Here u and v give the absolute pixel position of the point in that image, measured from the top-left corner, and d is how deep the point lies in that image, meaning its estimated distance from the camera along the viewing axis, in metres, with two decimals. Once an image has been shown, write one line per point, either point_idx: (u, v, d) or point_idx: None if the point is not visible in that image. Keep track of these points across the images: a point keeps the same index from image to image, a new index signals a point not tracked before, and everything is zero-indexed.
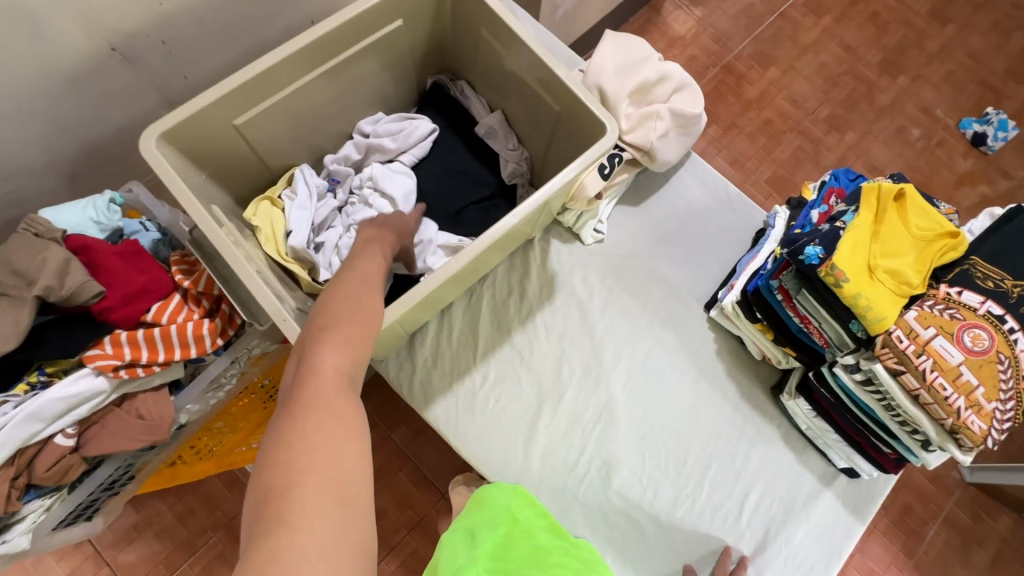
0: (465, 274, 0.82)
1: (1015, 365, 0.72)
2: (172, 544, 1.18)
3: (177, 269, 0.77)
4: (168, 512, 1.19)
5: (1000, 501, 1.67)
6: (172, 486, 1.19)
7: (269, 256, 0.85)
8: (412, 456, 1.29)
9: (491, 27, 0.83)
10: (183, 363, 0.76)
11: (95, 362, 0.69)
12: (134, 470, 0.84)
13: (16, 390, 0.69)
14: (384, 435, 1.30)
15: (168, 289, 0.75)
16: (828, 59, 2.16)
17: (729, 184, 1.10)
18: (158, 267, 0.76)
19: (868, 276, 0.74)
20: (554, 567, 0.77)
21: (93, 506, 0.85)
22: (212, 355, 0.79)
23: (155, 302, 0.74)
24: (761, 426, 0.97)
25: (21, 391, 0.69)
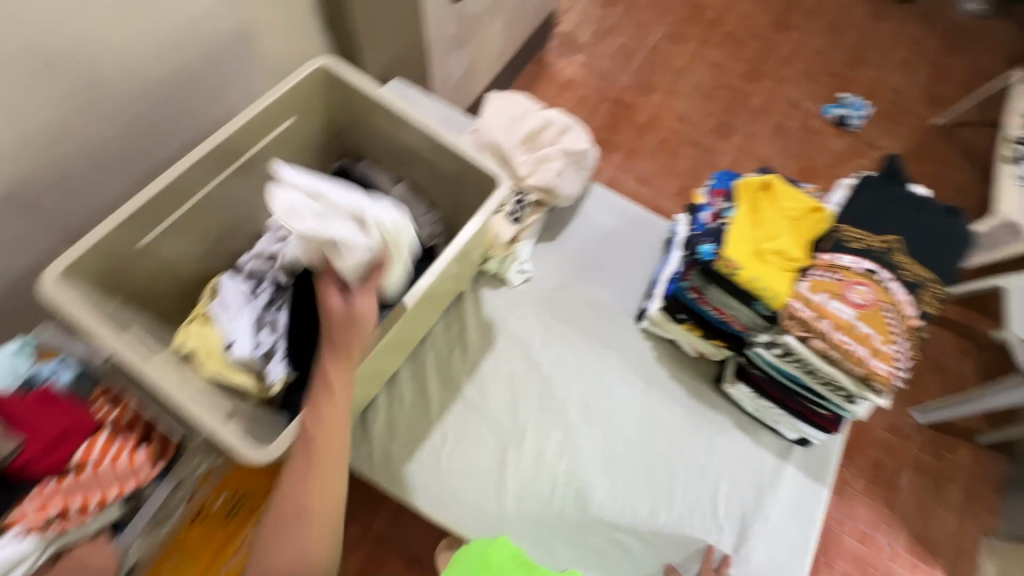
0: (397, 340, 0.85)
1: (898, 309, 0.81)
2: None
3: (99, 404, 0.76)
4: None
5: (954, 436, 1.83)
6: None
7: (209, 374, 0.81)
8: (397, 539, 1.24)
9: (377, 110, 0.90)
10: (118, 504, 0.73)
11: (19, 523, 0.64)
12: None
13: None
14: (364, 525, 1.25)
15: (94, 426, 0.73)
16: (701, 78, 2.41)
17: (633, 204, 1.19)
18: (76, 407, 0.72)
19: (757, 260, 0.84)
20: None
21: None
22: (152, 485, 0.78)
23: (79, 446, 0.70)
24: (713, 418, 1.02)
25: None
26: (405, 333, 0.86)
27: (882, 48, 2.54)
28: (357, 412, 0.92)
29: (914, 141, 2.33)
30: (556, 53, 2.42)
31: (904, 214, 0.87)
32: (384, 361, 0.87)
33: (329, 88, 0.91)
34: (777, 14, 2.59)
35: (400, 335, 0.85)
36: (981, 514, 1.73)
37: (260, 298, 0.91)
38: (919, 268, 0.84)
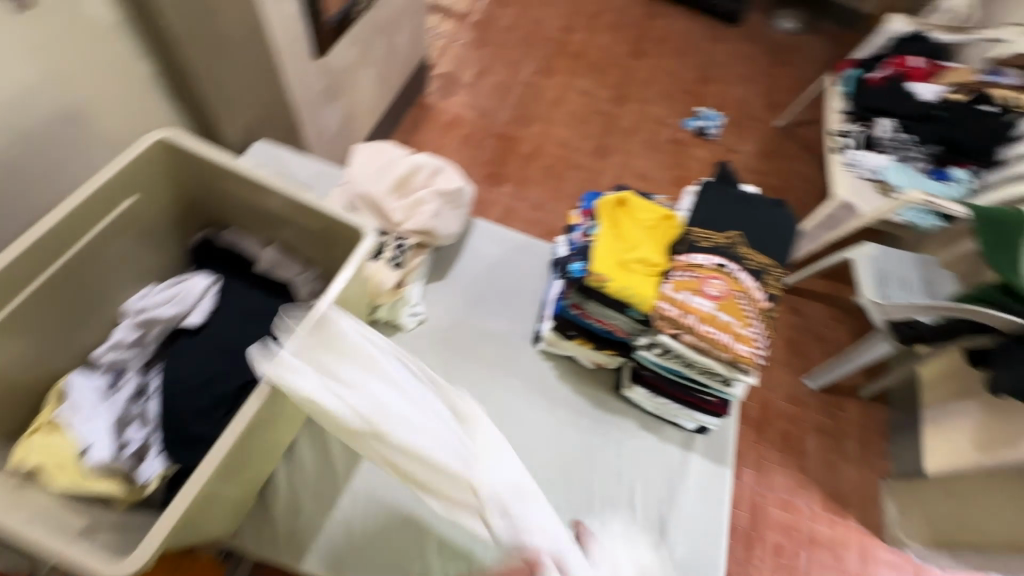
0: (278, 409, 0.81)
1: (750, 295, 0.90)
2: None
3: None
4: None
5: (842, 394, 2.07)
6: None
7: (60, 491, 0.72)
8: None
9: (231, 177, 0.88)
10: None
11: None
12: None
13: None
14: None
15: None
16: (574, 106, 2.59)
17: (515, 233, 1.24)
18: None
19: (622, 271, 0.90)
20: None
21: None
22: None
23: None
24: (619, 424, 1.07)
25: None
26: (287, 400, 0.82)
27: (722, 65, 2.89)
28: (251, 491, 0.86)
29: (763, 142, 2.65)
30: (435, 97, 2.49)
31: (738, 209, 0.99)
32: (271, 431, 0.82)
33: (174, 159, 0.87)
34: (631, 43, 2.87)
35: (282, 402, 0.81)
36: (875, 459, 1.96)
37: (123, 392, 0.85)
38: (760, 256, 0.94)
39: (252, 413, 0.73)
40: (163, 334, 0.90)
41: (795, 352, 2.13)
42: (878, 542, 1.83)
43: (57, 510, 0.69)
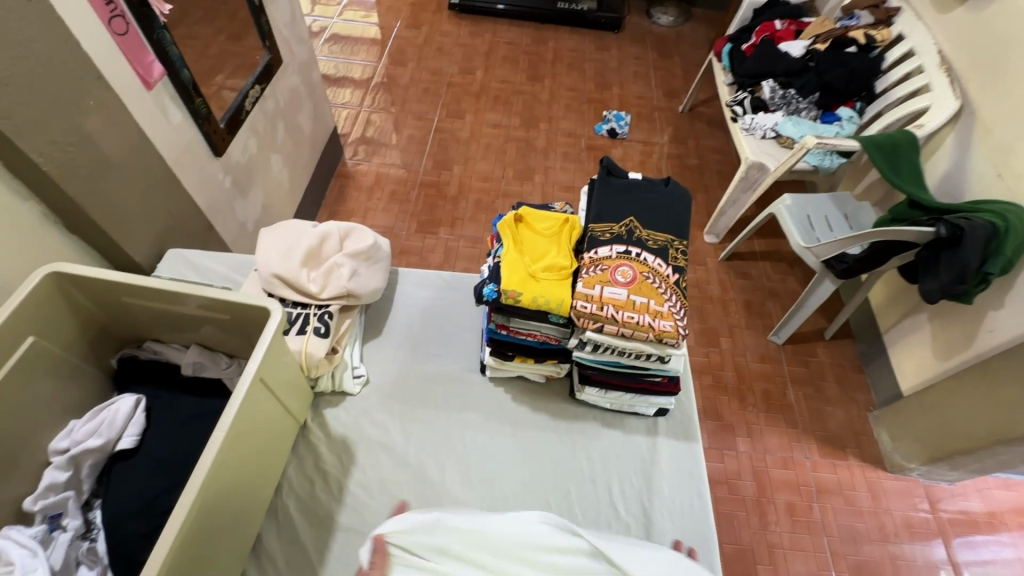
0: (218, 509, 0.77)
1: (657, 273, 0.94)
2: None
3: None
4: None
5: (807, 341, 2.13)
6: None
7: None
8: None
9: (133, 292, 0.89)
10: None
11: None
12: None
13: None
14: None
15: None
16: (488, 139, 2.68)
17: (440, 272, 1.28)
18: None
19: (534, 281, 0.93)
20: None
21: None
22: None
23: None
24: (582, 429, 1.08)
25: None
26: (226, 496, 0.79)
27: (617, 69, 3.05)
28: None
29: (672, 128, 2.79)
30: (353, 164, 2.54)
31: (630, 198, 1.04)
32: (222, 534, 0.79)
33: (69, 288, 0.87)
34: (527, 70, 3.01)
35: (221, 501, 0.78)
36: (856, 394, 2.00)
37: (66, 533, 0.80)
38: (658, 235, 0.99)
39: (178, 523, 0.69)
40: (99, 462, 0.87)
41: (755, 313, 2.18)
42: (882, 474, 1.84)
43: None
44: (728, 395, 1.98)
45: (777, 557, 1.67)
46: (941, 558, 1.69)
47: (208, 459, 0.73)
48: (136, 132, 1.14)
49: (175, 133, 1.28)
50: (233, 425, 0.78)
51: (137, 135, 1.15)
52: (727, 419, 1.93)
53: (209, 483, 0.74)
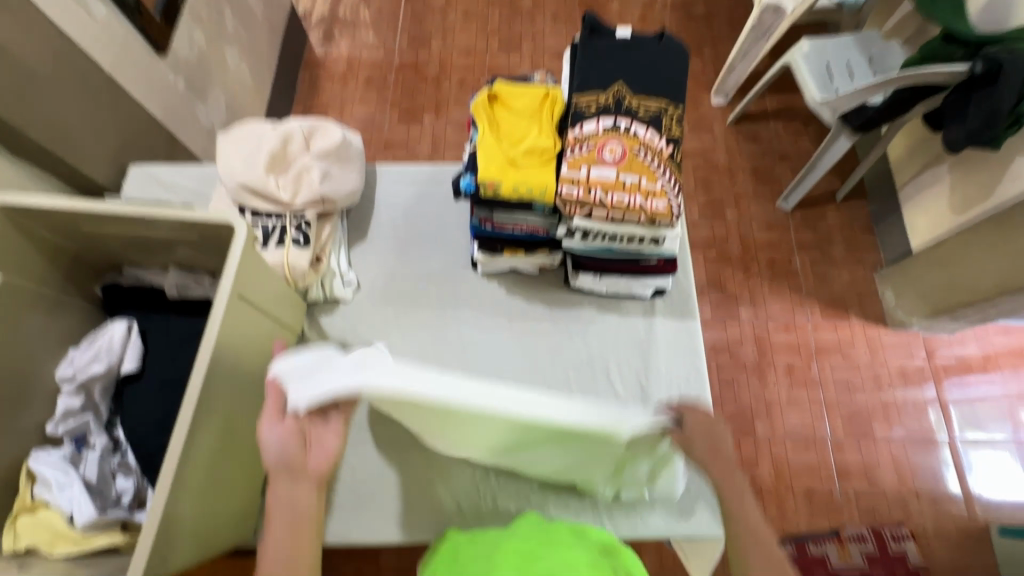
0: (223, 424, 0.79)
1: (649, 147, 0.86)
2: None
3: None
4: None
5: (817, 204, 2.04)
6: None
7: (66, 555, 0.75)
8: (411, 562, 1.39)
9: (94, 219, 0.84)
10: None
11: None
12: None
13: None
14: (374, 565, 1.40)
15: None
16: (468, 3, 2.36)
17: (421, 166, 1.19)
18: None
19: (513, 170, 0.86)
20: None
21: None
22: None
23: None
24: (578, 315, 1.08)
25: None
26: (229, 413, 0.80)
27: None
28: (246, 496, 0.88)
29: None
30: (321, 50, 2.29)
31: (617, 60, 0.91)
32: (233, 445, 0.82)
33: (23, 219, 0.82)
34: None
35: (224, 418, 0.79)
36: (863, 255, 1.97)
37: (94, 450, 0.85)
38: (649, 103, 0.89)
39: (179, 444, 0.69)
40: (110, 387, 0.91)
41: (763, 179, 2.07)
42: (883, 330, 1.87)
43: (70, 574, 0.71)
44: (732, 266, 1.96)
45: (774, 413, 1.77)
46: (931, 399, 1.78)
47: (197, 381, 0.72)
48: (55, 33, 1.00)
49: (104, 31, 1.12)
50: (218, 343, 0.76)
51: (57, 38, 1.01)
52: (731, 289, 1.93)
53: (205, 404, 0.74)
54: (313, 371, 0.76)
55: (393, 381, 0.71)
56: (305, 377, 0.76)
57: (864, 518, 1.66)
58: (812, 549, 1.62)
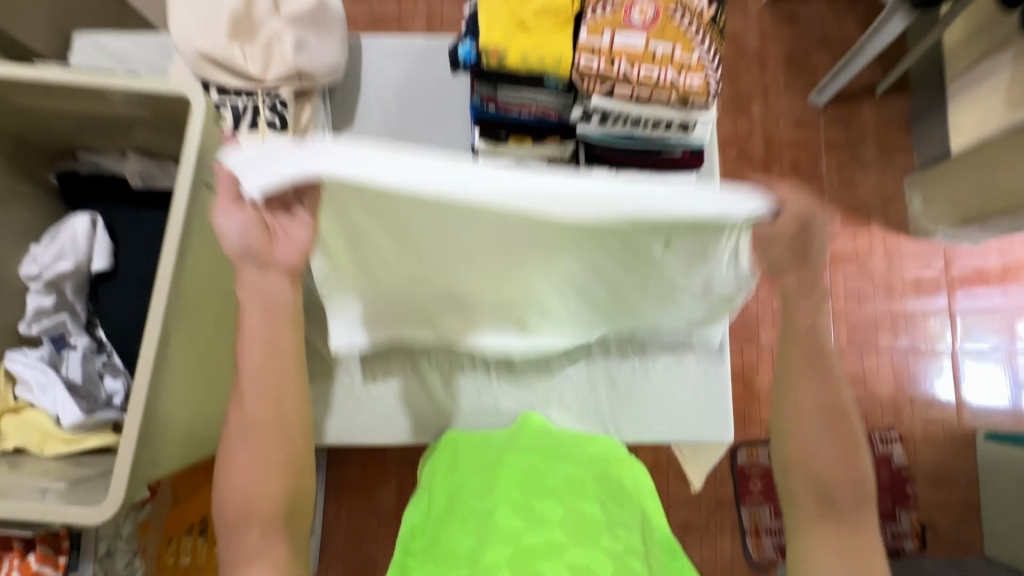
0: (201, 325, 0.73)
1: (687, 10, 0.75)
2: None
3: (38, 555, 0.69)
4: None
5: (853, 99, 1.84)
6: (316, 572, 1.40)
7: (60, 455, 0.72)
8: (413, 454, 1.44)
9: (26, 90, 0.71)
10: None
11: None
12: None
13: None
14: (377, 456, 1.45)
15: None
16: None
17: (412, 38, 1.02)
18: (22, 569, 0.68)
19: (523, 35, 0.73)
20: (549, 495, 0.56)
21: None
22: (121, 552, 0.77)
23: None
24: None
25: None
26: (205, 314, 0.73)
27: None
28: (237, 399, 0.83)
29: None
30: None
31: None
32: (215, 347, 0.77)
33: None
34: None
35: (201, 318, 0.72)
36: (895, 157, 1.81)
37: (75, 351, 0.80)
38: None
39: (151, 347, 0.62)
40: (83, 286, 0.83)
41: (797, 68, 1.85)
42: (903, 239, 1.78)
43: (62, 472, 0.68)
44: (752, 167, 1.81)
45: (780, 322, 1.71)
46: (940, 309, 1.74)
47: (164, 278, 0.63)
48: None
49: None
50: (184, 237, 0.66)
51: None
52: None
53: (176, 303, 0.66)
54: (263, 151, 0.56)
55: (362, 162, 0.53)
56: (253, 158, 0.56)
57: None
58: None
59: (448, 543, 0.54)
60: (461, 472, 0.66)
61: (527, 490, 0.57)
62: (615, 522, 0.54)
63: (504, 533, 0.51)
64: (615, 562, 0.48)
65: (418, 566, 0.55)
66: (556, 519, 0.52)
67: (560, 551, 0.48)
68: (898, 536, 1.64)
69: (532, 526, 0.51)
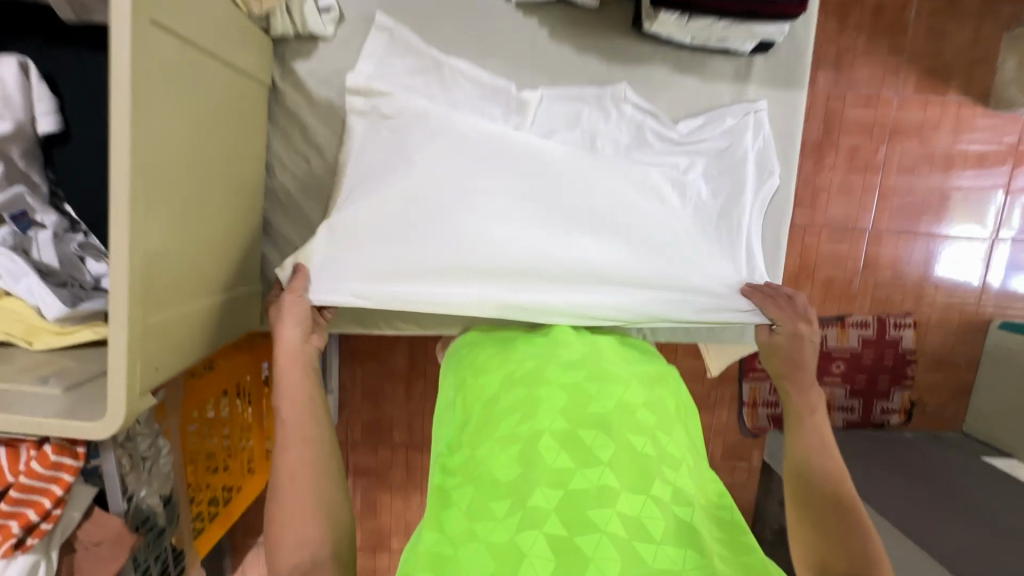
0: (184, 207, 0.60)
1: None
2: (354, 467, 1.51)
3: (53, 445, 0.65)
4: (350, 429, 1.48)
5: None
6: (339, 425, 1.47)
7: (50, 350, 0.65)
8: None
9: None
10: (137, 470, 0.76)
11: (112, 466, 0.71)
12: (173, 540, 0.86)
13: (122, 484, 0.73)
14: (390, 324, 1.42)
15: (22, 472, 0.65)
16: None
17: None
18: (35, 459, 0.65)
19: None
20: (593, 412, 0.50)
21: (181, 566, 0.87)
22: (143, 434, 0.76)
23: (20, 472, 0.65)
24: (646, 76, 0.82)
25: (129, 484, 0.74)
26: (182, 193, 0.59)
27: None
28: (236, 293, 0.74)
29: None
30: None
31: None
32: (202, 233, 0.64)
33: None
34: None
35: (178, 197, 0.59)
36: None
37: (45, 231, 0.69)
38: None
39: (126, 247, 0.50)
40: (32, 150, 0.69)
41: None
42: (979, 110, 1.33)
43: (62, 367, 0.62)
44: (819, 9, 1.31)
45: (818, 202, 1.36)
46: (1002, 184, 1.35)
47: (121, 156, 0.49)
48: None
49: None
50: (136, 96, 0.49)
51: None
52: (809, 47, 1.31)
53: (145, 183, 0.52)
54: (338, 274, 0.69)
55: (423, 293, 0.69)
56: (326, 282, 0.69)
57: (869, 309, 1.39)
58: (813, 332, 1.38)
59: (487, 466, 0.48)
60: (489, 382, 0.59)
61: (573, 416, 0.50)
62: (667, 456, 0.49)
63: (551, 472, 0.46)
64: (665, 513, 0.44)
65: (457, 489, 0.48)
66: (606, 457, 0.46)
67: (611, 498, 0.44)
68: (886, 413, 1.39)
69: (581, 465, 0.46)
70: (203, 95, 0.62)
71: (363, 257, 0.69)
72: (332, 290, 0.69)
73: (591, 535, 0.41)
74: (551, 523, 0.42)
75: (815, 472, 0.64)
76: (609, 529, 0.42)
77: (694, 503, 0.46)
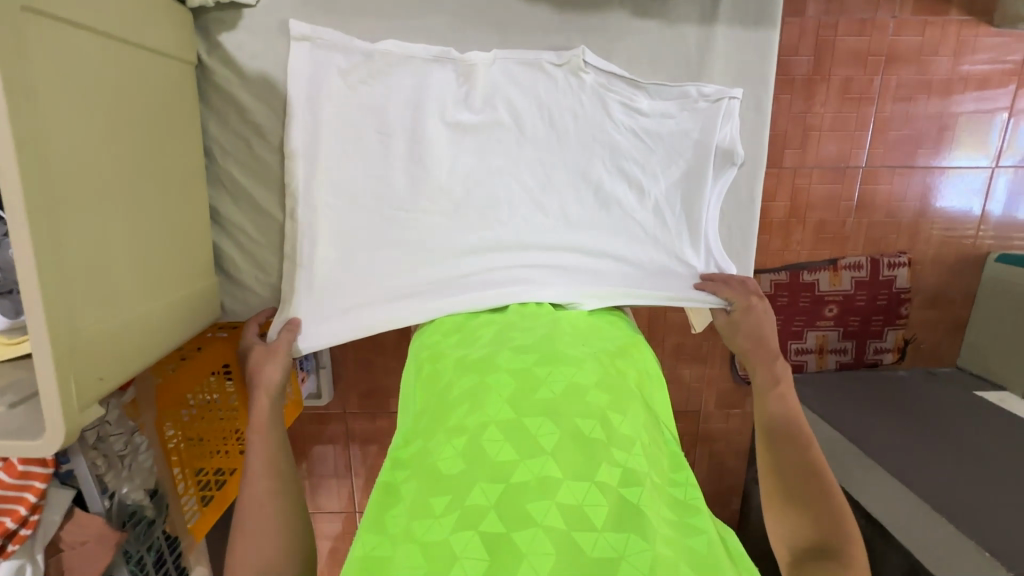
0: (106, 210, 0.57)
1: None
2: None
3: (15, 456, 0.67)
4: None
5: None
6: None
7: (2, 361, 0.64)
8: None
9: None
10: (113, 467, 0.77)
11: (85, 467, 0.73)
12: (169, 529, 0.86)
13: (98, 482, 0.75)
14: None
15: None
16: None
17: None
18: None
19: None
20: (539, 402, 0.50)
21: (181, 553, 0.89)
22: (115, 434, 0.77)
23: None
24: (602, 24, 0.75)
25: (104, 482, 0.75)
26: (102, 195, 0.57)
27: None
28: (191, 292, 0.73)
29: None
30: None
31: None
32: (134, 231, 0.62)
33: None
34: None
35: (97, 200, 0.56)
36: None
37: None
38: None
39: (31, 257, 0.47)
40: None
41: None
42: (982, 31, 1.22)
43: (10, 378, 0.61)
44: None
45: (810, 141, 1.27)
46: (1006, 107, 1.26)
47: (7, 159, 0.45)
48: None
49: None
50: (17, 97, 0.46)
51: None
52: None
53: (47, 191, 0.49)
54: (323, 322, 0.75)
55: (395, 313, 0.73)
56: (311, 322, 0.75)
57: (864, 247, 1.34)
58: (804, 277, 1.33)
59: (433, 458, 0.47)
60: (444, 372, 0.58)
61: (519, 405, 0.49)
62: (618, 438, 0.48)
63: (493, 467, 0.45)
64: (608, 499, 0.43)
65: (405, 483, 0.48)
66: (549, 446, 0.46)
67: (551, 489, 0.43)
68: (878, 353, 1.37)
69: (524, 456, 0.45)
70: (108, 82, 0.57)
71: (344, 306, 0.75)
72: (318, 334, 0.75)
73: (527, 529, 0.41)
74: (488, 520, 0.42)
75: (774, 417, 0.68)
76: (546, 521, 0.41)
77: (645, 485, 0.45)
